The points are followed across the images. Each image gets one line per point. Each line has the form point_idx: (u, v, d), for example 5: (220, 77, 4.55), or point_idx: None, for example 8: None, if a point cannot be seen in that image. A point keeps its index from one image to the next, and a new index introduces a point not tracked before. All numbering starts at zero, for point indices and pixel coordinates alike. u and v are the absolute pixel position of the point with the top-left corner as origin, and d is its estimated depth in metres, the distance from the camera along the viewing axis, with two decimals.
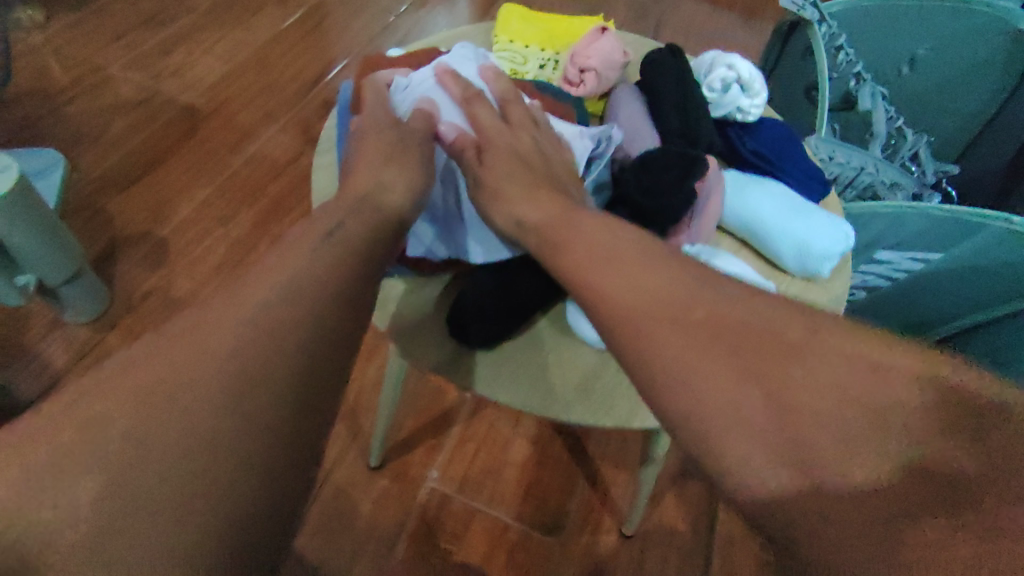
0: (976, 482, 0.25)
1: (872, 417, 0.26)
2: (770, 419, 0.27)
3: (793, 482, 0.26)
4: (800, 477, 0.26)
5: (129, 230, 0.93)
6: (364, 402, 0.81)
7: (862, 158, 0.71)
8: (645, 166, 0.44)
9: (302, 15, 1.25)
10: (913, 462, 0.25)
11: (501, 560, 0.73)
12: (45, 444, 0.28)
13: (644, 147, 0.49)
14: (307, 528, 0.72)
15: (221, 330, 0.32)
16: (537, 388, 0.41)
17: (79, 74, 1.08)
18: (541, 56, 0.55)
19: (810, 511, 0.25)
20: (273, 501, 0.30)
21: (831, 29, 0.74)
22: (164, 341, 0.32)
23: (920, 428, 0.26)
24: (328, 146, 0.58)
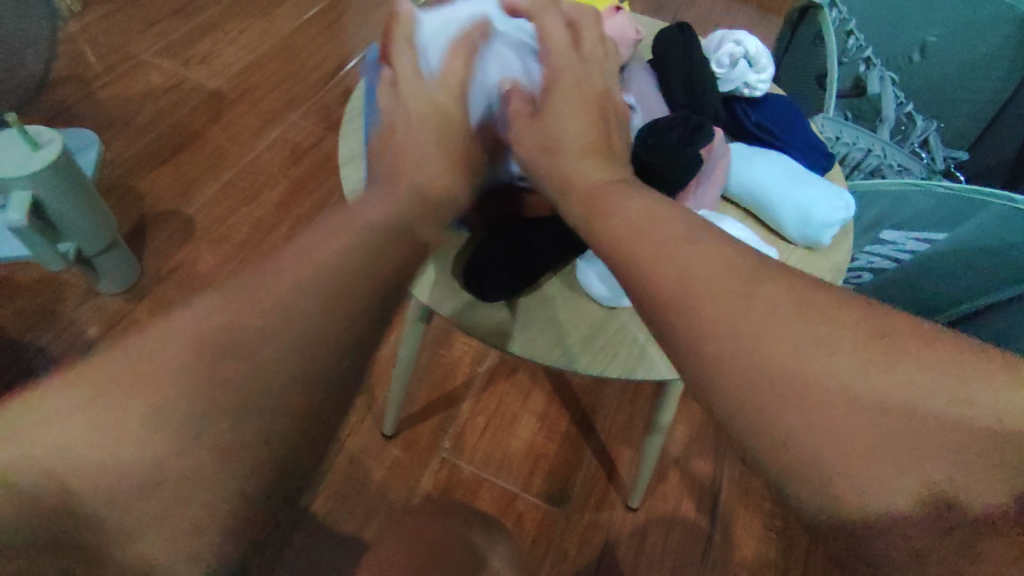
0: (946, 406, 0.27)
1: (858, 345, 0.28)
2: (760, 350, 0.28)
3: (777, 407, 0.28)
4: (785, 401, 0.28)
5: (158, 208, 0.97)
6: (379, 375, 0.84)
7: (870, 140, 0.72)
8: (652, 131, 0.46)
9: (325, 7, 1.29)
10: (892, 387, 0.27)
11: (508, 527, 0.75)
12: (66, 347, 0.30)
13: (655, 118, 0.51)
14: (323, 492, 0.75)
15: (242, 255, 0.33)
16: (547, 338, 0.44)
17: (113, 61, 1.12)
18: None
19: (792, 434, 0.27)
20: None
21: (841, 15, 0.78)
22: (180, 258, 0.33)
23: (900, 356, 0.28)
24: (354, 115, 0.61)
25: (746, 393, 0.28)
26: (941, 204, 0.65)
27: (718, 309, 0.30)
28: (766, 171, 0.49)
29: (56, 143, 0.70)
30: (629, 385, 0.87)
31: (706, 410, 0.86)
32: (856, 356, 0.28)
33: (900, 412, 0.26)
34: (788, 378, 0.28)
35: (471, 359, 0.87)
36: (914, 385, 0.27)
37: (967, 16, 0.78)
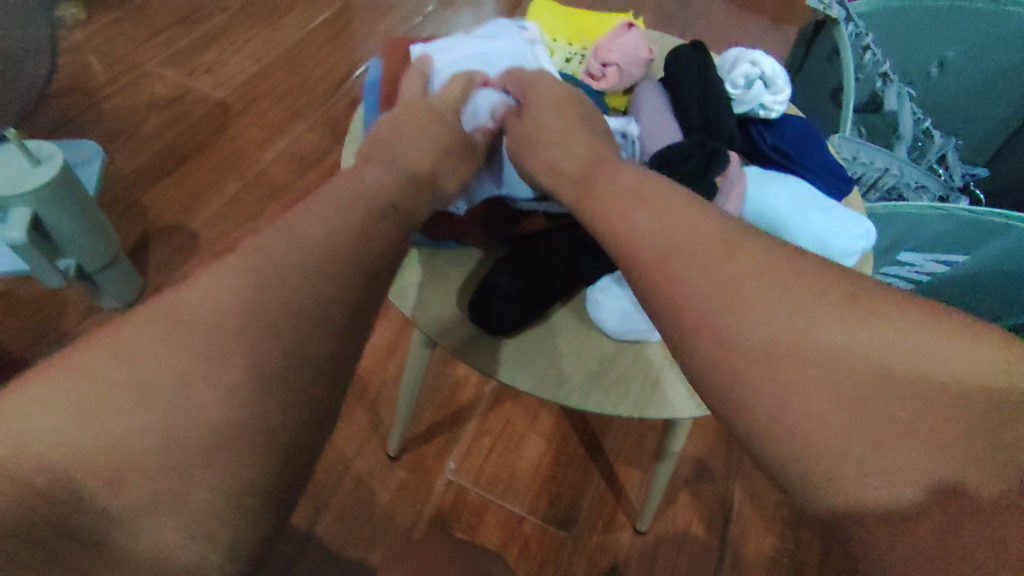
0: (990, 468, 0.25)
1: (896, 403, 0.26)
2: (787, 404, 0.27)
3: (806, 467, 0.26)
4: (813, 462, 0.26)
5: (162, 222, 0.96)
6: (384, 393, 0.83)
7: (887, 159, 0.71)
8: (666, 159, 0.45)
9: (331, 15, 1.28)
10: (930, 451, 0.25)
11: (515, 552, 0.74)
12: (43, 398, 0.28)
13: (666, 142, 0.49)
14: (327, 515, 0.74)
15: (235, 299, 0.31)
16: (556, 374, 0.42)
17: (118, 71, 1.12)
18: (569, 50, 0.56)
19: (821, 498, 0.26)
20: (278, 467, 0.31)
21: (858, 29, 0.74)
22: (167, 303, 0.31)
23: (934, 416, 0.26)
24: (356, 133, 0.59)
25: (771, 452, 0.27)
26: (959, 228, 0.62)
27: (743, 360, 0.28)
28: (780, 201, 0.48)
29: (56, 160, 0.69)
30: None
31: (717, 430, 0.84)
32: (892, 416, 0.26)
33: (942, 481, 0.24)
34: (819, 440, 0.26)
35: (477, 377, 0.86)
36: (954, 448, 0.25)
37: (987, 30, 0.76)
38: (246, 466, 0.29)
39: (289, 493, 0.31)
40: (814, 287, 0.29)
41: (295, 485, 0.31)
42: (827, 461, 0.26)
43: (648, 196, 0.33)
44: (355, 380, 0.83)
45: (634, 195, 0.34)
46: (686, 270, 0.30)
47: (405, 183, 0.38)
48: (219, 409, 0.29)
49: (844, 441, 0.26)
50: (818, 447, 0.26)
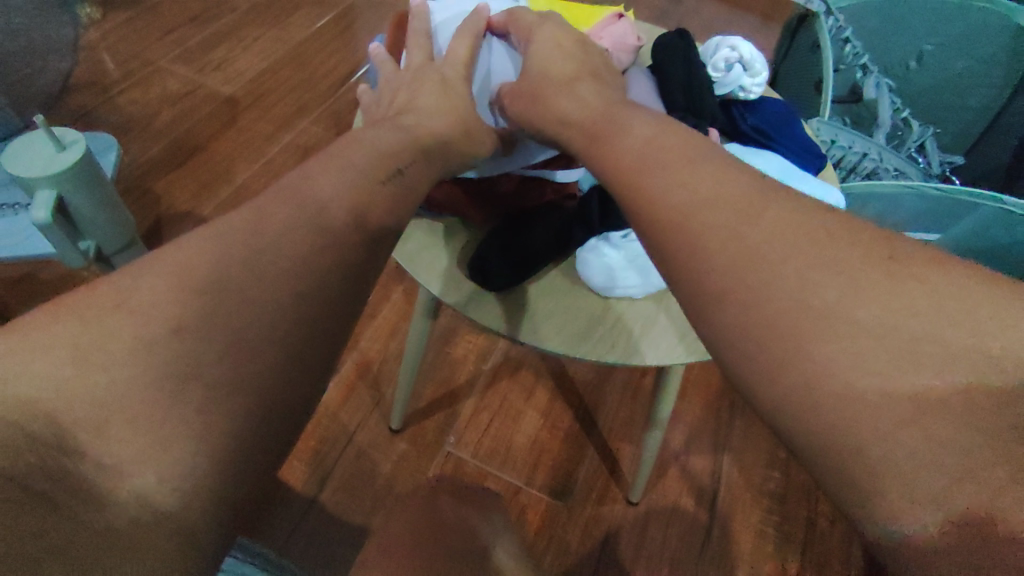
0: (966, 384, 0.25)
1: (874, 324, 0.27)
2: (757, 321, 0.29)
3: (781, 384, 0.27)
4: (787, 375, 0.27)
5: (174, 209, 1.00)
6: (387, 371, 0.86)
7: (866, 144, 0.74)
8: None
9: (336, 15, 1.33)
10: (913, 367, 0.25)
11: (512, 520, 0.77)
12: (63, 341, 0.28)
13: None
14: (332, 483, 0.77)
15: (255, 242, 0.33)
16: (547, 325, 0.46)
17: (131, 67, 1.16)
18: None
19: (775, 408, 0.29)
20: (286, 408, 0.32)
21: (838, 22, 0.79)
22: (186, 250, 0.32)
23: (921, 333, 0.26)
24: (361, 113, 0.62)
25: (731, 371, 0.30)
26: (934, 204, 0.66)
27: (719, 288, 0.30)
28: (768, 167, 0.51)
29: (78, 146, 0.73)
30: (630, 383, 0.89)
31: (705, 409, 0.87)
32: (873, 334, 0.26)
33: (918, 393, 0.25)
34: (790, 353, 0.27)
35: (476, 356, 0.90)
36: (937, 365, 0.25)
37: (962, 25, 0.79)
38: (250, 412, 0.30)
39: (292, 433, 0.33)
40: (789, 219, 0.30)
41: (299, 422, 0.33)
42: (800, 375, 0.27)
43: (625, 153, 0.36)
44: (359, 359, 0.87)
45: (619, 153, 0.37)
46: (662, 211, 0.33)
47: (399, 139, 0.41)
48: (234, 352, 0.30)
49: (816, 352, 0.27)
50: (786, 361, 0.27)
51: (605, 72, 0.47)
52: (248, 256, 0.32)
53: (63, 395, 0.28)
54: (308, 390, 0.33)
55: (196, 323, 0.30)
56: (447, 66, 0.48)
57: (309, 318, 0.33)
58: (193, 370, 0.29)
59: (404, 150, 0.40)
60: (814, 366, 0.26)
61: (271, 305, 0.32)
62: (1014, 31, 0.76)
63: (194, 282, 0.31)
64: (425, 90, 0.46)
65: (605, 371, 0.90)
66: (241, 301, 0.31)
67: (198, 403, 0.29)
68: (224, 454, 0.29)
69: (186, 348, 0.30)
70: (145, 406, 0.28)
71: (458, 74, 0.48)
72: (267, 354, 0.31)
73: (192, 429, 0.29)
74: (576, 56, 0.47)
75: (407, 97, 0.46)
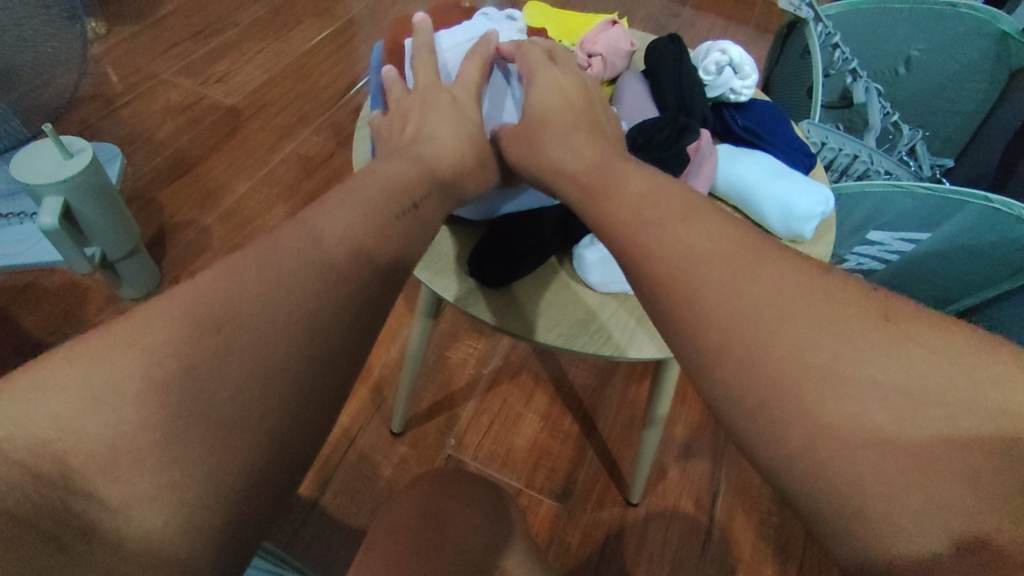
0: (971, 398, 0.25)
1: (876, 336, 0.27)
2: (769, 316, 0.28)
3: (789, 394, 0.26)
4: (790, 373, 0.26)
5: (177, 217, 1.01)
6: (387, 376, 0.87)
7: (856, 146, 0.76)
8: (644, 128, 0.50)
9: (336, 29, 1.35)
10: (917, 385, 0.25)
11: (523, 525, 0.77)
12: (72, 374, 0.26)
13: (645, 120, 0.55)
14: (332, 487, 0.77)
15: (276, 259, 0.32)
16: (544, 319, 0.47)
17: (135, 81, 1.18)
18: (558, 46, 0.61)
19: None
20: (307, 425, 0.30)
21: (827, 28, 0.80)
22: (210, 279, 0.30)
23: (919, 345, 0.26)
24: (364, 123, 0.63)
25: None
26: (924, 205, 0.67)
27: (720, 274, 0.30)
28: (751, 170, 0.53)
29: (85, 154, 0.75)
30: (629, 387, 0.90)
31: (704, 413, 0.88)
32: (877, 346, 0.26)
33: (924, 409, 0.25)
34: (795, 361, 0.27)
35: (476, 360, 0.91)
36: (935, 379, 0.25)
37: (949, 30, 0.81)
38: (267, 436, 0.28)
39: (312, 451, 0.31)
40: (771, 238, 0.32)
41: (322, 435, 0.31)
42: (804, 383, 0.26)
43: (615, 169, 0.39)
44: None
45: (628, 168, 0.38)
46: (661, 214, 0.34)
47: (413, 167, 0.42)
48: (252, 370, 0.29)
49: (818, 357, 0.26)
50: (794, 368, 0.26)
51: (599, 109, 0.48)
52: (268, 268, 0.31)
53: (66, 432, 0.25)
54: (326, 404, 0.31)
55: (214, 347, 0.28)
56: (458, 88, 0.50)
57: (330, 332, 0.31)
58: (210, 398, 0.28)
59: (412, 164, 0.42)
60: (821, 372, 0.26)
61: (290, 321, 0.30)
62: (996, 37, 0.79)
63: (212, 307, 0.29)
64: (435, 110, 0.47)
65: (604, 375, 0.91)
66: (256, 333, 0.29)
67: (207, 439, 0.27)
68: (239, 486, 0.27)
69: (202, 375, 0.28)
70: (156, 441, 0.26)
71: (469, 93, 0.49)
72: (289, 375, 0.29)
73: (205, 462, 0.27)
74: (576, 100, 0.48)
75: (419, 119, 0.47)
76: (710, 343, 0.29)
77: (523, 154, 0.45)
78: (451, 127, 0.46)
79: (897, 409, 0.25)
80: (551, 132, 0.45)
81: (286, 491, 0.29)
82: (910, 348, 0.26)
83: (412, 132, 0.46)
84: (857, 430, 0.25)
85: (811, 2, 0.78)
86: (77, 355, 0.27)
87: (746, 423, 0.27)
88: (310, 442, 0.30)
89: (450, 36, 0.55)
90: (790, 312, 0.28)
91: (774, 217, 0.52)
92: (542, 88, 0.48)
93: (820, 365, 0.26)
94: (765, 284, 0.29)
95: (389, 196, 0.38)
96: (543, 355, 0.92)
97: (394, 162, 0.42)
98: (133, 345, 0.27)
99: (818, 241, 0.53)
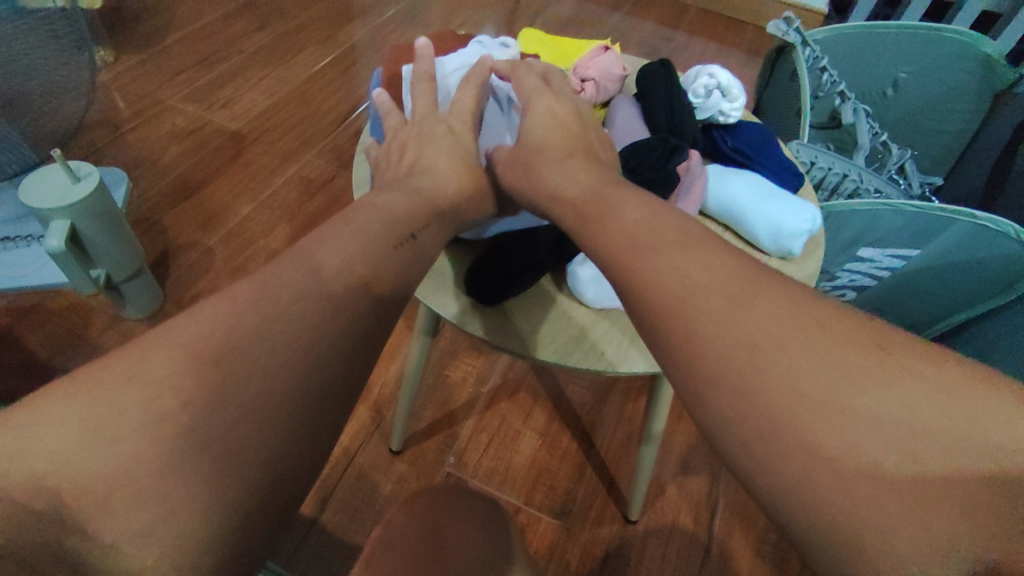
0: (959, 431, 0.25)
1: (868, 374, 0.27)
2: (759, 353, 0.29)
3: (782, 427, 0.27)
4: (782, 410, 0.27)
5: (181, 239, 1.03)
6: (387, 395, 0.88)
7: (845, 166, 0.77)
8: (636, 150, 0.52)
9: (339, 55, 1.39)
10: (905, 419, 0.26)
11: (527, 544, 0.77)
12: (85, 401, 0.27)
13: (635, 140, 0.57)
14: (332, 506, 0.78)
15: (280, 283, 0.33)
16: (539, 335, 0.48)
17: (141, 107, 1.21)
18: None
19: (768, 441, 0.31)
20: (306, 438, 0.31)
21: (814, 52, 0.83)
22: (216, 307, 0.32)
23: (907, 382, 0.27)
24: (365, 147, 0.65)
25: None
26: (914, 222, 0.69)
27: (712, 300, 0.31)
28: (741, 189, 0.54)
29: (92, 178, 0.77)
30: (627, 404, 0.90)
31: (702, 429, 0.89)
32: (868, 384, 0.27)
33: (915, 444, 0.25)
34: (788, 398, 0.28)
35: (475, 378, 0.91)
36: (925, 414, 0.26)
37: (933, 53, 0.84)
38: (271, 454, 0.30)
39: (312, 464, 0.32)
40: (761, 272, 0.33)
41: (322, 448, 0.32)
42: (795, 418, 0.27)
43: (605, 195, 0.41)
44: None
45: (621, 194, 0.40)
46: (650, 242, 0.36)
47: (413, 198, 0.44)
48: (257, 391, 0.30)
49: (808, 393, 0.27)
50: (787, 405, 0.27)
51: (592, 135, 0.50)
52: (272, 290, 0.33)
53: (79, 458, 0.26)
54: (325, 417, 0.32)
55: (222, 372, 0.30)
56: (454, 117, 0.51)
57: (330, 351, 0.33)
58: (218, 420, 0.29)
59: (409, 196, 0.44)
60: (812, 406, 0.27)
61: (293, 342, 0.32)
62: (979, 60, 0.81)
63: (218, 333, 0.31)
64: (433, 141, 0.49)
65: (603, 392, 0.92)
66: (259, 353, 0.31)
67: (216, 460, 0.28)
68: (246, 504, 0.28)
69: (211, 399, 0.29)
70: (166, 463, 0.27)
71: (465, 123, 0.51)
72: (292, 396, 0.31)
73: (214, 483, 0.28)
74: (571, 129, 0.49)
75: (417, 150, 0.49)
76: (696, 355, 0.30)
77: (518, 178, 0.47)
78: (447, 158, 0.48)
79: (887, 441, 0.26)
80: (545, 158, 0.46)
81: (288, 505, 0.30)
82: (895, 379, 0.27)
83: (410, 163, 0.48)
84: (849, 461, 0.26)
85: (798, 28, 0.81)
86: (89, 382, 0.28)
87: (732, 430, 0.28)
88: (311, 455, 0.31)
89: (448, 65, 0.57)
90: (782, 350, 0.29)
91: (764, 236, 0.53)
92: (536, 117, 0.50)
93: (824, 396, 0.27)
94: (755, 313, 0.30)
95: (389, 222, 0.40)
96: (541, 373, 0.93)
97: (392, 193, 0.43)
98: (145, 369, 0.28)
99: (807, 258, 0.54)
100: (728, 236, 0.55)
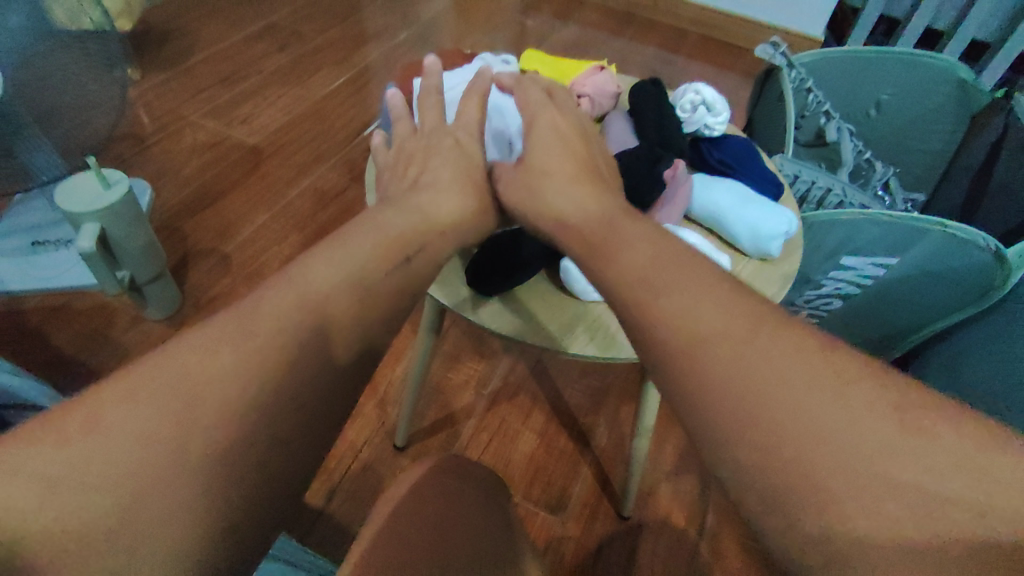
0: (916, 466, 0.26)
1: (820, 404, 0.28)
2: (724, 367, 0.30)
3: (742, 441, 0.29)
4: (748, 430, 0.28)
5: (200, 245, 1.08)
6: (392, 394, 0.92)
7: (828, 180, 0.82)
8: (622, 157, 0.57)
9: (353, 75, 1.46)
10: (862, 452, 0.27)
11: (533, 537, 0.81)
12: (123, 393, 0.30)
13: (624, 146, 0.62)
14: (337, 497, 0.81)
15: (300, 264, 0.38)
16: (535, 322, 0.52)
17: (165, 122, 1.27)
18: None
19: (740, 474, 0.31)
20: (319, 398, 0.35)
21: (800, 74, 0.88)
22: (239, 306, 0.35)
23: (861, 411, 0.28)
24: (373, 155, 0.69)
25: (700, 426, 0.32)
26: (891, 232, 0.72)
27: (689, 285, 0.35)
28: (722, 196, 0.58)
29: (121, 185, 0.82)
30: (622, 408, 0.94)
31: None
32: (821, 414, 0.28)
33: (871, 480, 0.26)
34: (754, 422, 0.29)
35: (477, 380, 0.95)
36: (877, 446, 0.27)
37: (914, 76, 0.89)
38: (289, 416, 0.33)
39: (326, 422, 0.36)
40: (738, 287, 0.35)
41: (334, 408, 0.36)
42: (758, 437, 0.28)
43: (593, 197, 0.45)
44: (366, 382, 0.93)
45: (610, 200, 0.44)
46: (637, 245, 0.39)
47: (417, 194, 0.48)
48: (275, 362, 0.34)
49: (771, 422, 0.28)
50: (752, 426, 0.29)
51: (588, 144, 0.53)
52: (292, 272, 0.37)
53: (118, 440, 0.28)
54: (334, 380, 0.36)
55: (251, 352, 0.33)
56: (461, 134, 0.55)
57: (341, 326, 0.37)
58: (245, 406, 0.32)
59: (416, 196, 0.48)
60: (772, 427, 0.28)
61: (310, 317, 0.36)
62: (956, 83, 0.86)
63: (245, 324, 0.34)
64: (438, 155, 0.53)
65: (599, 396, 0.95)
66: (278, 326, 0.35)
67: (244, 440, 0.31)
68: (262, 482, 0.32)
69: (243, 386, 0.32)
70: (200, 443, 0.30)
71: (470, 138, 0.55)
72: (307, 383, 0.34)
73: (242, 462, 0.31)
74: (573, 145, 0.52)
75: (422, 165, 0.52)
76: (668, 320, 0.33)
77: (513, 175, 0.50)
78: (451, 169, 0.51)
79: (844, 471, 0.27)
80: (538, 160, 0.50)
81: (303, 462, 0.34)
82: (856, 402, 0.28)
83: (416, 175, 0.51)
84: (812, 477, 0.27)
85: (784, 52, 0.86)
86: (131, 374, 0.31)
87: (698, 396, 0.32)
88: (325, 414, 0.35)
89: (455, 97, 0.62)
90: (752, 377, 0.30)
91: (744, 238, 0.57)
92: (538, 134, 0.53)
93: (784, 409, 0.28)
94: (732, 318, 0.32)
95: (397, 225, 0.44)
96: (540, 377, 0.96)
97: (400, 195, 0.48)
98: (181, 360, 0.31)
99: (786, 258, 0.59)
100: (711, 239, 0.60)
